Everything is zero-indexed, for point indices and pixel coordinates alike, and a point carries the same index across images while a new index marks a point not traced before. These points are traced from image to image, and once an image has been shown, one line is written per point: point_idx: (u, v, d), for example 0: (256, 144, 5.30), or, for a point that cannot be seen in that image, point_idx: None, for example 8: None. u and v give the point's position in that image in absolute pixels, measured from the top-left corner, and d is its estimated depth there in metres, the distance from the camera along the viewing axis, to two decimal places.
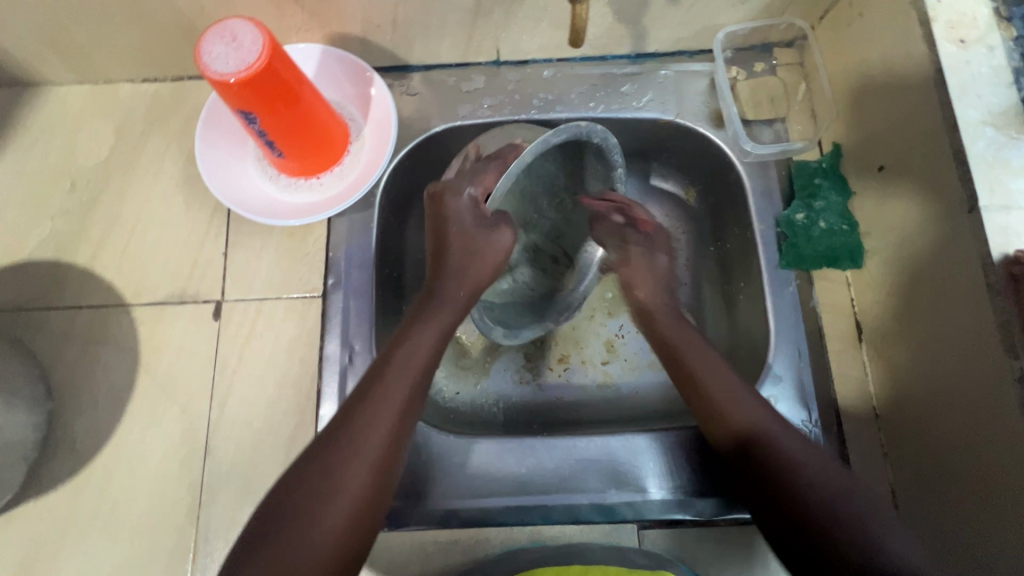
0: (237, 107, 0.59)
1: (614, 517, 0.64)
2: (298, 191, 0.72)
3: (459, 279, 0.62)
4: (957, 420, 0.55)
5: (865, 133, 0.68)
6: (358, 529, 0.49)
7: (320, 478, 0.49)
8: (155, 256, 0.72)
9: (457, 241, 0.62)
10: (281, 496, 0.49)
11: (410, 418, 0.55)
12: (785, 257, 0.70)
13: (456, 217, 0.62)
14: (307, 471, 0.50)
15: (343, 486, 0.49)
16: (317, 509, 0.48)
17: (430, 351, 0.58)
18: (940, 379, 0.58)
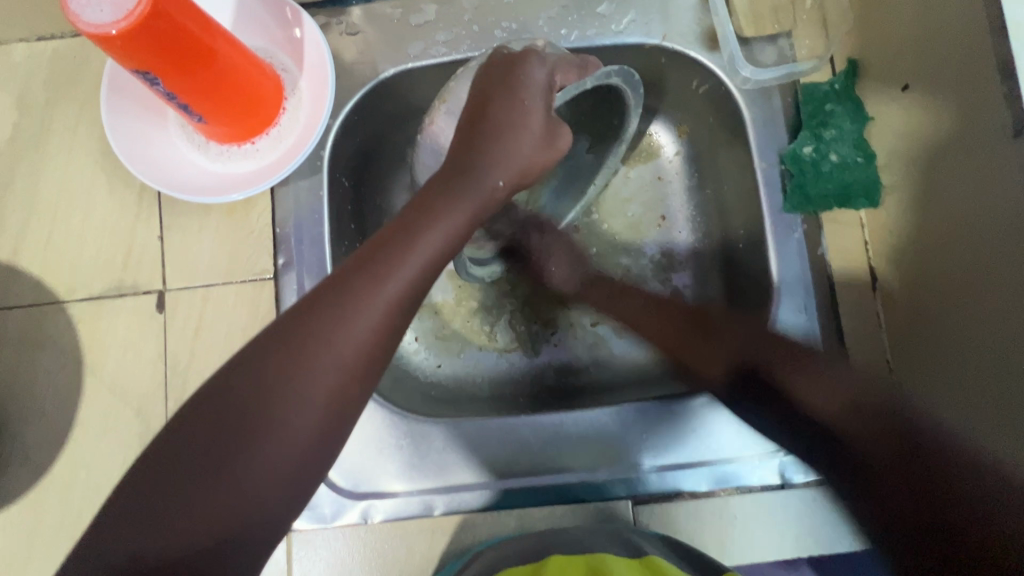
0: (133, 69, 0.50)
1: (606, 494, 0.60)
2: (232, 159, 0.63)
3: (492, 168, 0.50)
4: (973, 376, 0.49)
5: (888, 44, 0.57)
6: (313, 450, 0.42)
7: (286, 372, 0.41)
8: (84, 246, 0.65)
9: (512, 112, 0.51)
10: (206, 417, 0.40)
11: (389, 345, 0.44)
12: (790, 200, 0.62)
13: (528, 89, 0.51)
14: (271, 357, 0.41)
15: (293, 415, 0.41)
16: (260, 436, 0.40)
17: (423, 266, 0.45)
18: (959, 331, 0.50)
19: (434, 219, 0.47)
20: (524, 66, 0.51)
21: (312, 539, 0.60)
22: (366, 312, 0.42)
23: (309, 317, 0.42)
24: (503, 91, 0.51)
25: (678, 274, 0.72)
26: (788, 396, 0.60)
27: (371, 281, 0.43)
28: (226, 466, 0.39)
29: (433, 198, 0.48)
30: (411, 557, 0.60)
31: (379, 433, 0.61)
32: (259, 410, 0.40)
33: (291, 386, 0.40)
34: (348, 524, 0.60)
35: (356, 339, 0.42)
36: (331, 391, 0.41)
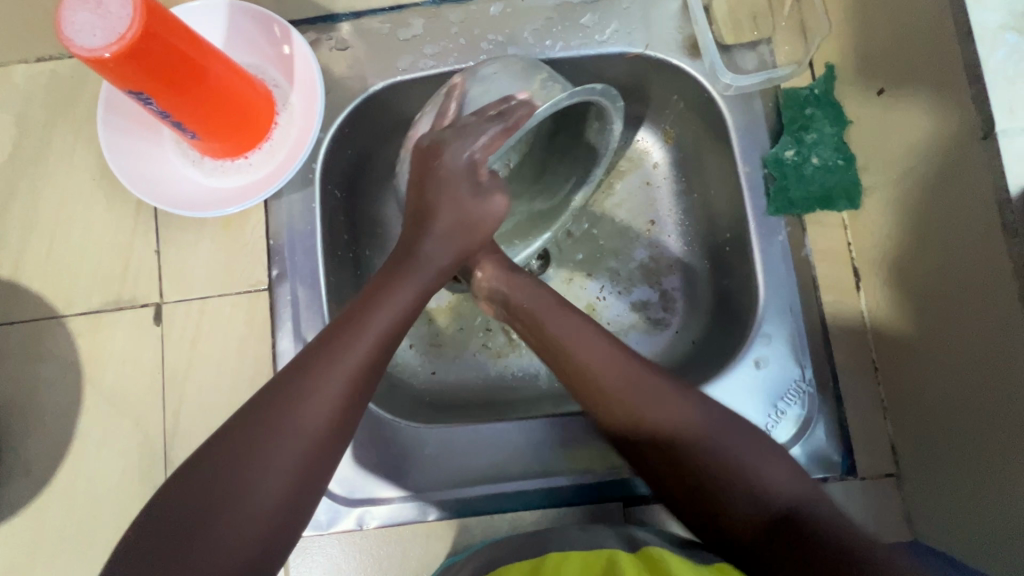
0: (126, 89, 0.51)
1: (597, 497, 0.61)
2: (225, 174, 0.65)
3: (436, 251, 0.54)
4: (965, 367, 0.49)
5: (863, 48, 0.58)
6: (275, 519, 0.44)
7: (252, 448, 0.44)
8: (82, 261, 0.66)
9: (451, 177, 0.54)
10: (172, 517, 0.42)
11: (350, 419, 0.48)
12: (773, 203, 0.63)
13: (448, 178, 0.53)
14: (241, 430, 0.45)
15: (256, 487, 0.43)
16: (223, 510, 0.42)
17: (376, 342, 0.49)
18: (932, 327, 0.53)
19: (383, 304, 0.51)
20: (440, 157, 0.53)
21: (309, 546, 0.61)
22: (317, 396, 0.46)
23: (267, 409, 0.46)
24: (433, 183, 0.54)
25: (667, 277, 0.73)
26: (775, 396, 0.61)
27: (321, 371, 0.47)
28: (186, 558, 0.40)
29: (381, 284, 0.52)
30: (406, 562, 0.61)
31: (372, 440, 0.62)
32: (217, 503, 0.42)
33: (249, 477, 0.43)
34: (345, 530, 0.61)
35: (317, 414, 0.46)
36: (288, 476, 0.44)
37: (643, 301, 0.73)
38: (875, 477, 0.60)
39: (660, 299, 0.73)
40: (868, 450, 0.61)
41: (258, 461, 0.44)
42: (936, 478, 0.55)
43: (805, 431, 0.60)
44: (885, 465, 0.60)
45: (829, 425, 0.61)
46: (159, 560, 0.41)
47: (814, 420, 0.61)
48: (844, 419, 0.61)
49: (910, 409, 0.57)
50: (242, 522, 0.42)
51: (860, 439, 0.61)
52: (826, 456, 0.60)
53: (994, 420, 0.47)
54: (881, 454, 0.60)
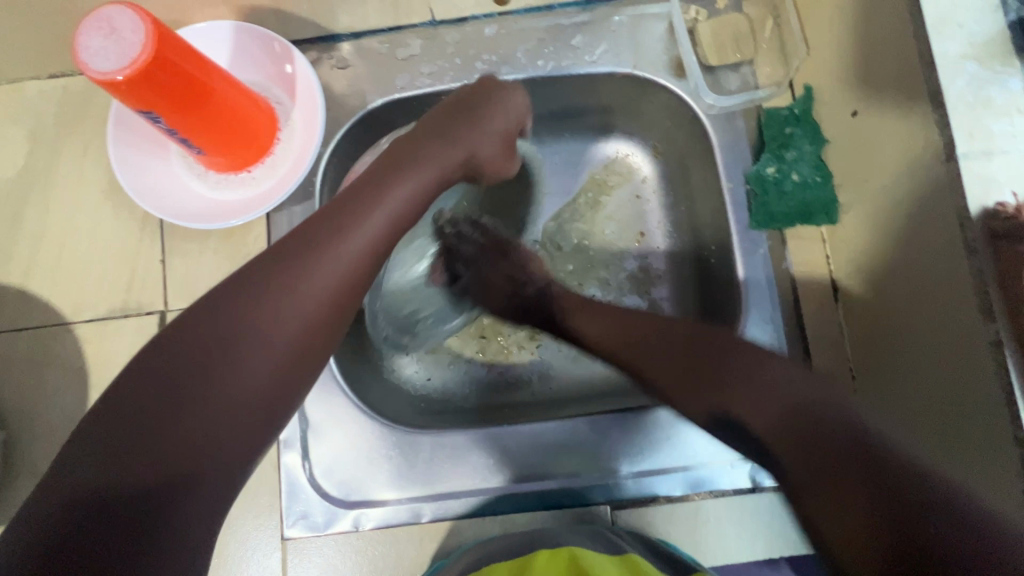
0: (136, 108, 0.54)
1: (586, 500, 0.63)
2: (229, 187, 0.68)
3: (471, 140, 0.57)
4: (936, 375, 0.52)
5: (838, 72, 0.61)
6: (262, 399, 0.43)
7: (250, 312, 0.43)
8: (90, 269, 0.69)
9: (489, 126, 0.59)
10: (197, 311, 0.43)
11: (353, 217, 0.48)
12: (755, 217, 0.66)
13: (508, 108, 0.60)
14: (241, 287, 0.44)
15: (249, 357, 0.42)
16: (212, 374, 0.41)
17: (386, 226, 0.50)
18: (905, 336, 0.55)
19: (406, 176, 0.52)
20: (506, 87, 0.60)
21: (305, 546, 0.63)
22: (332, 262, 0.46)
23: (281, 251, 0.46)
24: (484, 101, 0.59)
25: (654, 288, 0.76)
26: None
27: (345, 227, 0.48)
28: (189, 407, 0.40)
29: (401, 159, 0.53)
30: (400, 563, 0.63)
31: (368, 443, 0.64)
32: (226, 357, 0.42)
33: (261, 323, 0.43)
34: (341, 531, 0.63)
35: (318, 291, 0.45)
36: (296, 340, 0.44)
37: (632, 310, 0.76)
38: None
39: (648, 309, 0.76)
40: None
41: (276, 289, 0.44)
42: None
43: None
44: None
45: None
46: (152, 403, 0.39)
47: None
48: None
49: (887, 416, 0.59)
50: (251, 383, 0.42)
51: None
52: None
53: (962, 426, 0.49)
54: None
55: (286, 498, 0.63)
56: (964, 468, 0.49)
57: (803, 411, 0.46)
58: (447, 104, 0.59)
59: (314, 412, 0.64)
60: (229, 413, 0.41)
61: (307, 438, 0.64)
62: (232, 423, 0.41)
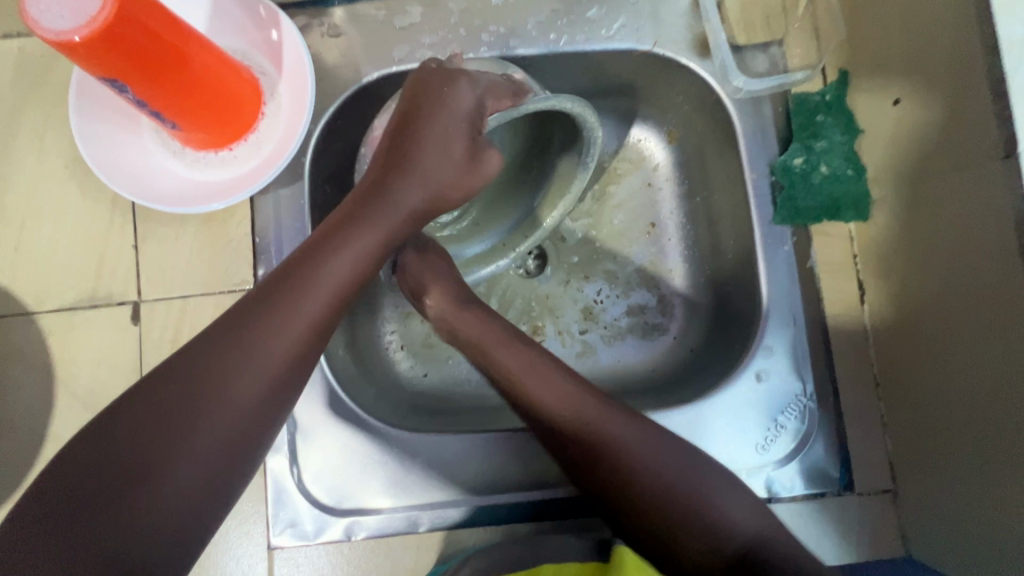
0: (99, 75, 0.47)
1: (593, 510, 0.60)
2: (209, 166, 0.61)
3: (421, 177, 0.53)
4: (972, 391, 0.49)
5: (879, 56, 0.56)
6: (215, 475, 0.42)
7: (198, 387, 0.42)
8: (54, 254, 0.62)
9: (436, 140, 0.53)
10: (131, 403, 0.41)
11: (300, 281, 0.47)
12: (780, 212, 0.61)
13: (452, 115, 0.53)
14: (193, 361, 0.43)
15: (201, 433, 0.41)
16: (163, 458, 0.40)
17: (340, 287, 0.49)
18: (935, 346, 0.52)
19: (346, 248, 0.49)
20: (452, 85, 0.52)
21: (294, 556, 0.59)
22: (274, 348, 0.45)
23: (219, 339, 0.44)
24: (432, 110, 0.53)
25: (666, 284, 0.72)
26: (775, 410, 0.60)
27: (280, 306, 0.46)
28: (111, 516, 0.38)
29: (345, 223, 0.50)
30: (395, 573, 0.60)
31: (360, 448, 0.60)
32: (154, 455, 0.40)
33: (195, 414, 0.41)
34: (332, 540, 0.59)
35: (268, 361, 0.45)
36: (229, 434, 0.43)
37: (640, 306, 0.72)
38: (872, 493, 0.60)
39: (657, 304, 0.72)
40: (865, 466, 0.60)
41: (208, 387, 0.42)
42: (934, 498, 0.54)
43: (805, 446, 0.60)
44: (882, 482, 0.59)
45: (829, 442, 0.60)
46: (97, 491, 0.39)
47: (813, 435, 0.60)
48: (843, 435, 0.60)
49: (910, 428, 0.56)
50: (181, 484, 0.40)
51: (858, 455, 0.60)
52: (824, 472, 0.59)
53: (996, 447, 0.46)
54: (878, 470, 0.59)
55: (272, 505, 0.59)
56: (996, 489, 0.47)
57: (775, 512, 0.48)
58: (392, 129, 0.54)
59: (302, 414, 0.60)
60: (157, 521, 0.39)
61: (296, 441, 0.59)
62: (185, 505, 0.40)
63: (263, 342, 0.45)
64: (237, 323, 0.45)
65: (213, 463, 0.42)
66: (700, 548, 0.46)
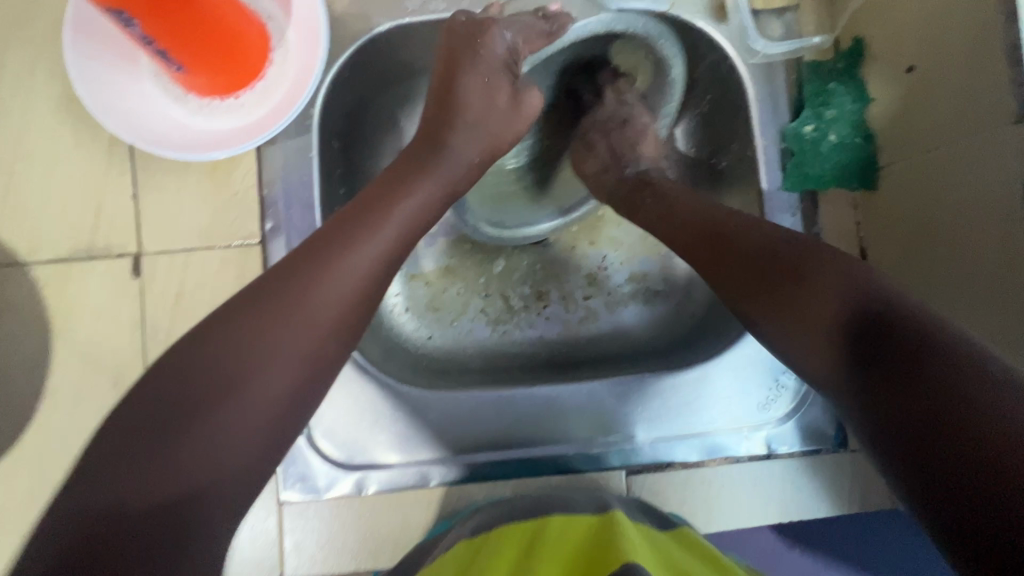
0: (105, 5, 0.45)
1: (601, 465, 0.62)
2: (213, 114, 0.59)
3: (464, 144, 0.55)
4: (978, 348, 0.50)
5: (895, 23, 0.56)
6: (282, 406, 0.43)
7: (262, 324, 0.43)
8: (47, 203, 0.60)
9: (478, 91, 0.56)
10: (205, 337, 0.42)
11: (353, 229, 0.48)
12: (788, 178, 0.63)
13: (484, 66, 0.55)
14: (260, 300, 0.44)
15: (269, 367, 0.43)
16: (231, 389, 0.41)
17: (395, 238, 0.49)
18: (932, 312, 0.55)
19: (407, 195, 0.51)
20: (485, 32, 0.55)
21: (304, 510, 0.60)
22: (339, 279, 0.46)
23: (285, 274, 0.45)
24: (466, 63, 0.55)
25: (670, 249, 0.72)
26: (775, 372, 0.62)
27: (343, 247, 0.47)
28: (193, 431, 0.40)
29: (408, 172, 0.52)
30: (406, 527, 0.61)
31: (371, 403, 0.60)
32: (217, 390, 0.41)
33: (267, 339, 0.43)
34: (342, 495, 0.60)
35: (327, 305, 0.45)
36: (300, 360, 0.44)
37: (643, 273, 0.72)
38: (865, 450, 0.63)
39: (660, 271, 0.72)
40: None
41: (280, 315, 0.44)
42: None
43: (801, 405, 0.62)
44: None
45: (825, 402, 0.62)
46: (164, 418, 0.40)
47: (811, 395, 0.62)
48: None
49: None
50: (243, 416, 0.41)
51: None
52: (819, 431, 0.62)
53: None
54: None
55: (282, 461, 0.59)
56: None
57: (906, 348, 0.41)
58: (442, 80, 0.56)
59: None
60: (238, 437, 0.41)
61: None
62: (251, 437, 0.42)
63: (325, 286, 0.45)
64: (299, 264, 0.46)
65: (280, 396, 0.43)
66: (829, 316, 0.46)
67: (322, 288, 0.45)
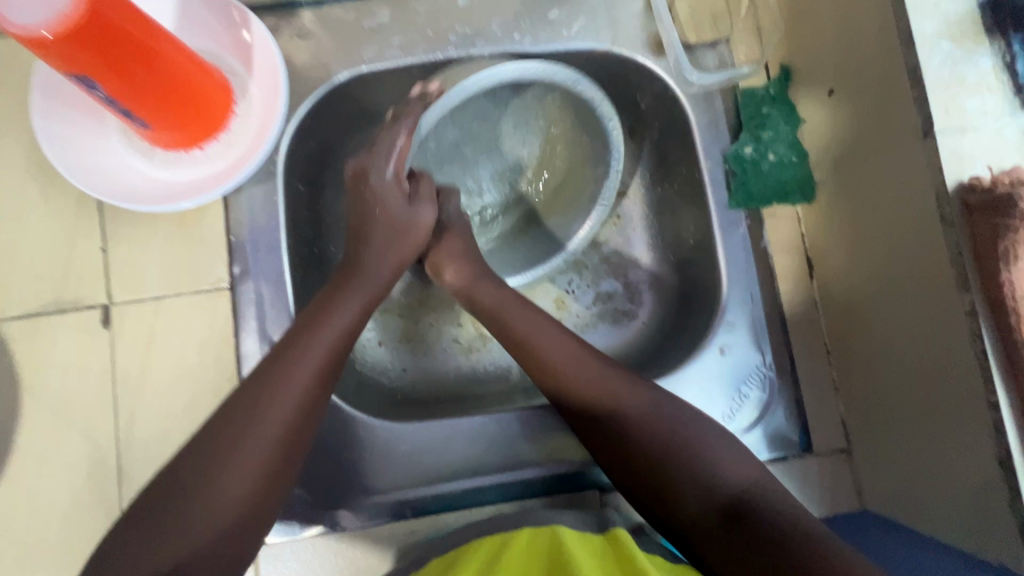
0: (68, 72, 0.47)
1: (574, 484, 0.63)
2: (179, 166, 0.61)
3: (397, 237, 0.58)
4: (917, 350, 0.52)
5: (815, 51, 0.61)
6: (256, 490, 0.48)
7: (241, 411, 0.48)
8: (17, 259, 0.61)
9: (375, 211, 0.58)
10: (197, 434, 0.48)
11: (317, 317, 0.53)
12: (734, 197, 0.66)
13: (376, 195, 0.58)
14: (243, 389, 0.50)
15: (240, 457, 0.47)
16: (208, 483, 0.46)
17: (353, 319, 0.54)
18: (874, 314, 0.58)
19: (343, 300, 0.55)
20: (366, 168, 0.58)
21: (281, 552, 0.59)
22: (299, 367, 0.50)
23: (258, 375, 0.50)
24: (362, 198, 0.58)
25: (633, 270, 0.74)
26: (738, 381, 0.64)
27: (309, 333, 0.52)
28: (173, 522, 0.44)
29: (346, 272, 0.57)
30: (384, 562, 0.60)
31: (344, 438, 0.60)
32: (195, 480, 0.46)
33: (236, 440, 0.47)
34: (318, 533, 0.60)
35: (295, 384, 0.50)
36: (266, 450, 0.48)
37: (608, 293, 0.74)
38: (829, 453, 0.64)
39: (624, 291, 0.74)
40: (821, 427, 0.65)
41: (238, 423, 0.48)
42: (880, 449, 0.59)
43: (766, 413, 0.64)
44: (837, 442, 0.64)
45: (788, 408, 0.65)
46: (150, 516, 0.45)
47: (773, 403, 0.64)
48: (799, 400, 0.65)
49: (859, 389, 0.61)
50: (218, 506, 0.46)
51: (817, 416, 0.65)
52: (784, 437, 0.64)
53: (936, 397, 0.51)
54: (834, 431, 0.64)
55: None
56: (946, 437, 0.51)
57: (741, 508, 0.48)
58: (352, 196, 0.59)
59: None
60: (214, 523, 0.45)
61: None
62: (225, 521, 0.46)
63: (293, 372, 0.50)
64: (273, 355, 0.51)
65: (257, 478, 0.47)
66: (695, 510, 0.49)
67: (292, 371, 0.50)
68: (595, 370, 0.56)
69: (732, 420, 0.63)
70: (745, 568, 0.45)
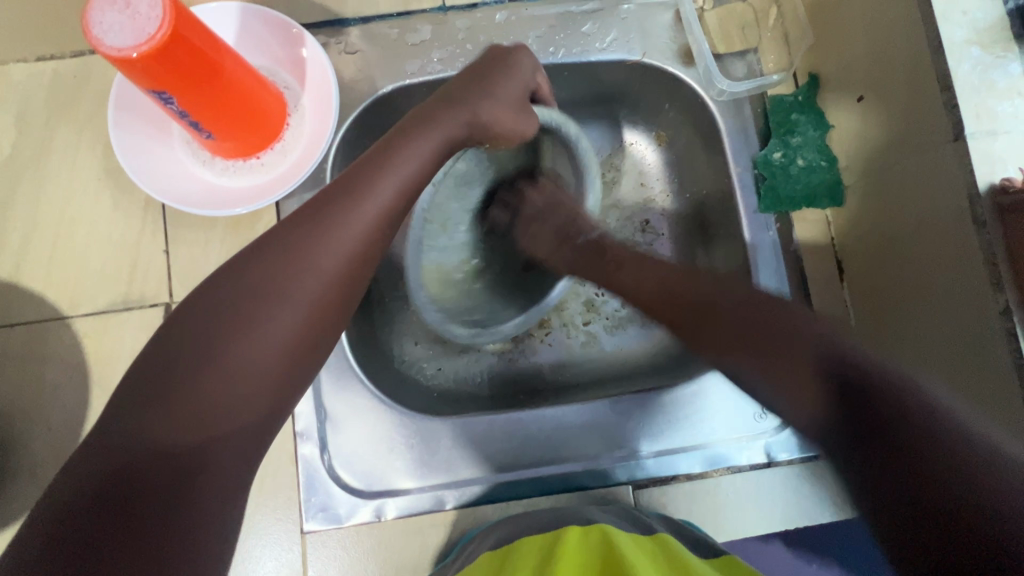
0: (148, 88, 0.52)
1: (608, 480, 0.64)
2: (236, 174, 0.66)
3: (474, 107, 0.54)
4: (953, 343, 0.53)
5: (843, 60, 0.63)
6: (311, 323, 0.43)
7: (274, 276, 0.42)
8: (88, 261, 0.66)
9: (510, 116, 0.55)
10: (221, 283, 0.42)
11: (358, 187, 0.47)
12: (764, 201, 0.67)
13: (517, 76, 0.57)
14: (276, 247, 0.44)
15: (284, 307, 0.42)
16: (244, 329, 0.41)
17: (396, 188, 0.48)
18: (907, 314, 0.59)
19: (386, 170, 0.49)
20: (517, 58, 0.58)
21: (327, 539, 0.62)
22: (339, 233, 0.45)
23: (296, 225, 0.45)
24: (498, 72, 0.57)
25: None
26: None
27: (350, 199, 0.46)
28: (202, 368, 0.39)
29: (398, 137, 0.51)
30: (424, 551, 0.63)
31: (387, 430, 0.63)
32: (216, 348, 0.40)
33: (276, 289, 0.42)
34: (362, 522, 0.62)
35: (337, 254, 0.45)
36: (307, 312, 0.43)
37: None
38: None
39: None
40: None
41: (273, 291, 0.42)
42: None
43: None
44: None
45: None
46: (166, 374, 0.39)
47: None
48: None
49: None
50: (253, 356, 0.41)
51: None
52: None
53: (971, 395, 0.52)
54: None
55: (305, 491, 0.63)
56: None
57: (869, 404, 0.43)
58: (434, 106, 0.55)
59: (334, 404, 0.63)
60: (248, 385, 0.40)
61: (326, 429, 0.63)
62: (264, 380, 0.41)
63: (332, 240, 0.45)
64: (305, 220, 0.45)
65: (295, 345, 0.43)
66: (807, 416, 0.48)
67: (331, 240, 0.45)
68: (701, 281, 0.58)
69: (763, 419, 0.65)
70: (890, 468, 0.41)
